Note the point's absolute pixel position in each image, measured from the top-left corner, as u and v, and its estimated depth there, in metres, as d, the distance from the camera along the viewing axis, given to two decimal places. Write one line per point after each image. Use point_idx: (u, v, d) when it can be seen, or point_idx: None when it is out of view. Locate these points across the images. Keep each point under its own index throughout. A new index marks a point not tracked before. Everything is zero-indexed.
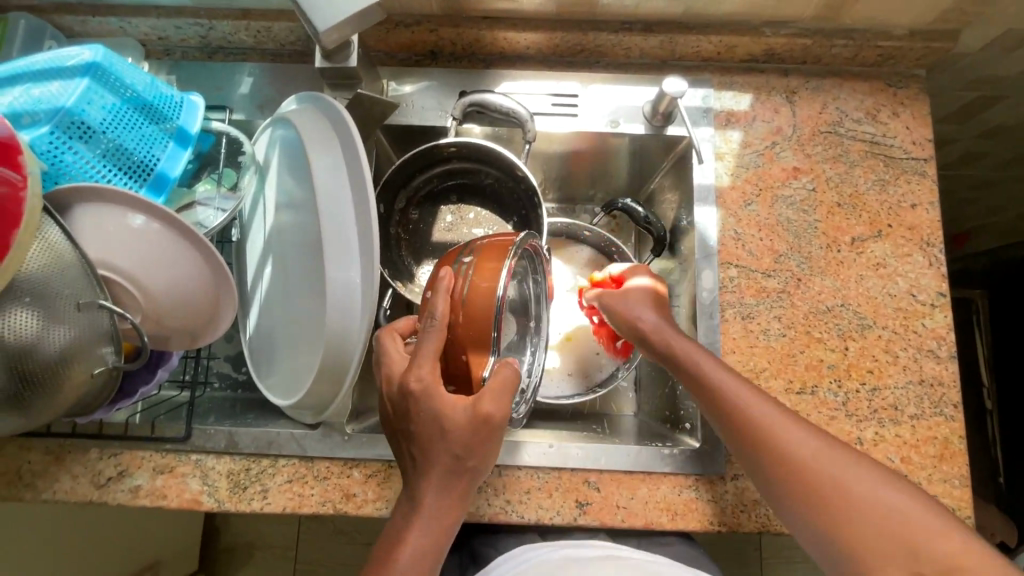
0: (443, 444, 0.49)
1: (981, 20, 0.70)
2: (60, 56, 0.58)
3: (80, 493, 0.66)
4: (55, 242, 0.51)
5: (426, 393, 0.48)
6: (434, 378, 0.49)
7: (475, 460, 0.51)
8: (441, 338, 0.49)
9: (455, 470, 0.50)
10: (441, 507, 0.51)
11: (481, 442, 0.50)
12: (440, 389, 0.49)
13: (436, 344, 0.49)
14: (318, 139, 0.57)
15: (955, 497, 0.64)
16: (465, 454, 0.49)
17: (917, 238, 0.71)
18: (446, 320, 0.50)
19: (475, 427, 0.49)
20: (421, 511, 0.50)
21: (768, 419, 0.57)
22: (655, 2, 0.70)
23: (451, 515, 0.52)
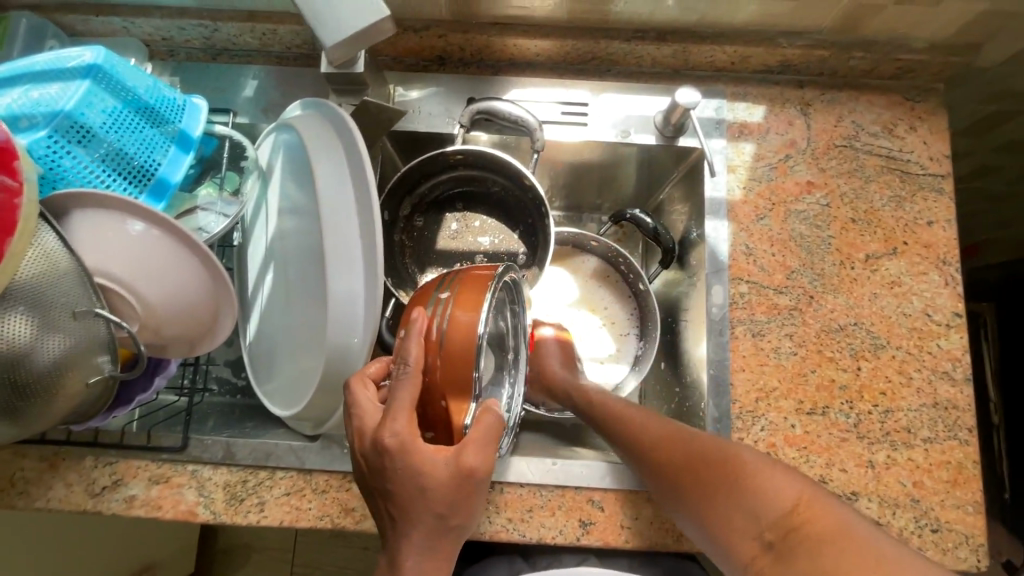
0: (430, 495, 0.46)
1: (1003, 35, 0.68)
2: (61, 57, 0.57)
3: (74, 502, 0.65)
4: (51, 249, 0.49)
5: (405, 447, 0.46)
6: (411, 431, 0.47)
7: (460, 517, 0.48)
8: (418, 386, 0.48)
9: (444, 530, 0.48)
10: (433, 564, 0.48)
11: (468, 497, 0.47)
12: (419, 441, 0.47)
13: (410, 395, 0.48)
14: (321, 146, 0.56)
15: (969, 524, 0.63)
16: (449, 513, 0.47)
17: (933, 256, 0.70)
18: (422, 366, 0.48)
19: (458, 481, 0.46)
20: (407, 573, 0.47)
21: (670, 441, 0.59)
22: (669, 10, 0.69)
23: None
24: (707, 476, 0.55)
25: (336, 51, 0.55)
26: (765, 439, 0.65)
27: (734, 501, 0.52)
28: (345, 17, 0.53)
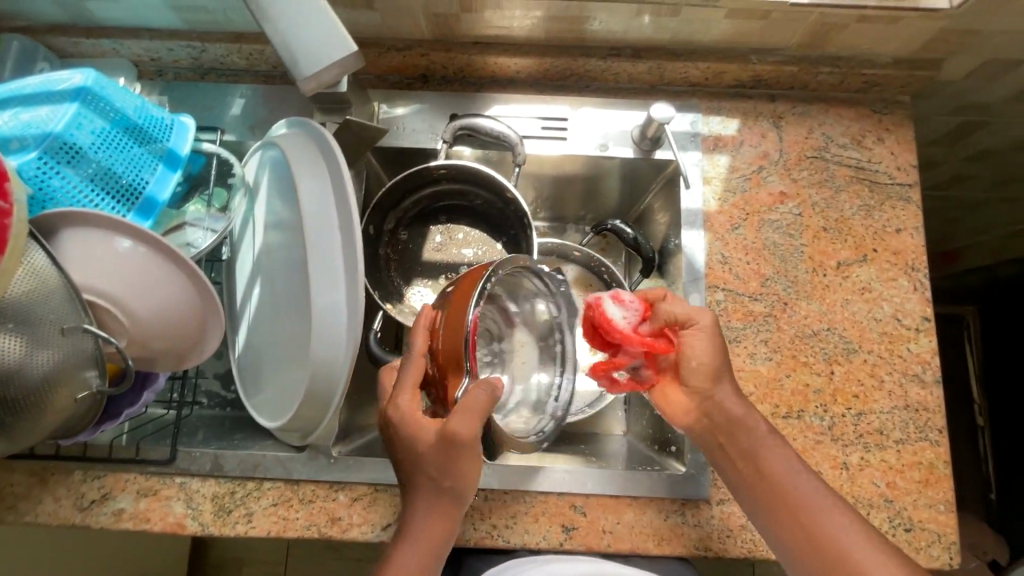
0: (425, 461, 0.51)
1: (965, 51, 0.70)
2: (51, 80, 0.58)
3: (62, 516, 0.66)
4: (40, 267, 0.51)
5: (401, 420, 0.52)
6: (410, 407, 0.52)
7: (457, 482, 0.52)
8: (419, 366, 0.53)
9: (438, 489, 0.53)
10: (428, 525, 0.53)
11: (454, 462, 0.51)
12: (416, 414, 0.52)
13: (414, 374, 0.53)
14: (306, 162, 0.58)
15: (940, 523, 0.64)
16: (440, 475, 0.52)
17: (902, 262, 0.72)
18: (423, 349, 0.54)
19: (444, 449, 0.50)
20: (408, 530, 0.53)
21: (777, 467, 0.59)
22: (643, 29, 0.71)
23: (439, 538, 0.53)
24: (775, 494, 0.58)
25: (310, 86, 0.54)
26: None
27: (799, 526, 0.56)
28: (316, 52, 0.53)
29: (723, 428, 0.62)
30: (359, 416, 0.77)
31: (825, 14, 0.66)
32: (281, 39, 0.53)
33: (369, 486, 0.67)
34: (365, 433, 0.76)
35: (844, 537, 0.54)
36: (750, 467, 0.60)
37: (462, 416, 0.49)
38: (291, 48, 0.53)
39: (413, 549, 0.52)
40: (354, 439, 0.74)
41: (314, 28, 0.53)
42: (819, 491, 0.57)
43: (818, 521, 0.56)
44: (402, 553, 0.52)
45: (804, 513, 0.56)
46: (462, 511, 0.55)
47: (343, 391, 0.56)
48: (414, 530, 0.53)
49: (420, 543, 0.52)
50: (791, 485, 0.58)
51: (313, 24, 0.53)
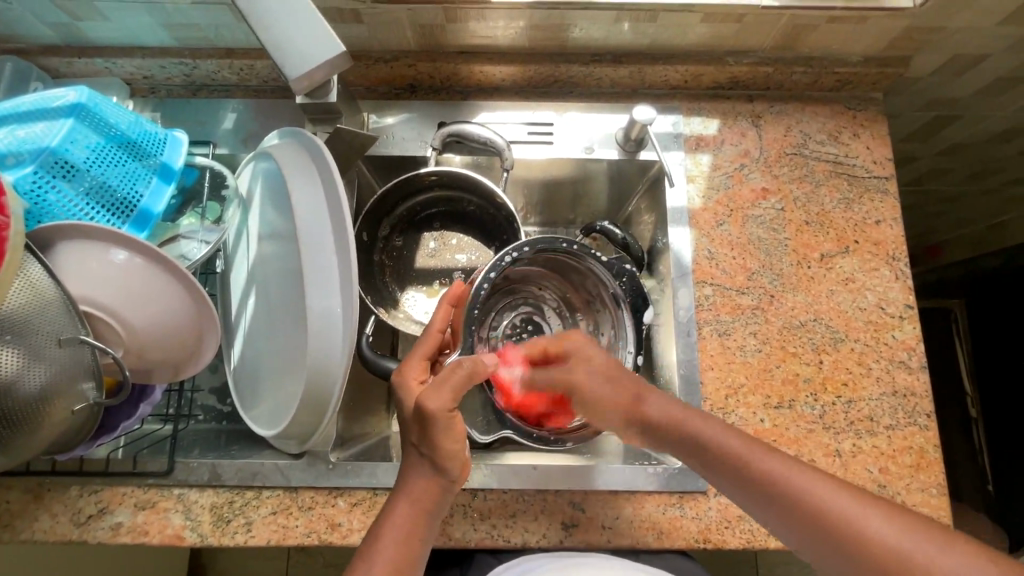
0: (409, 427, 0.57)
1: (931, 48, 0.73)
2: (45, 98, 0.60)
3: (59, 533, 0.66)
4: (37, 279, 0.51)
5: (398, 383, 0.59)
6: (408, 375, 0.59)
7: (437, 455, 0.55)
8: (430, 343, 0.62)
9: (419, 458, 0.56)
10: (414, 492, 0.56)
11: (429, 432, 0.54)
12: (411, 381, 0.59)
13: (425, 348, 0.62)
14: (298, 170, 0.59)
15: (934, 506, 0.65)
16: (421, 444, 0.56)
17: (883, 252, 0.74)
18: (440, 328, 0.63)
19: (421, 420, 0.55)
20: (399, 494, 0.56)
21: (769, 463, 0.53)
22: (621, 35, 0.74)
23: (423, 516, 0.55)
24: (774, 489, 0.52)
25: (301, 83, 0.56)
26: None
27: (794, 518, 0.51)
28: (309, 50, 0.55)
29: (671, 437, 0.59)
30: (355, 423, 0.77)
31: (795, 16, 0.68)
32: (272, 35, 0.54)
33: (367, 490, 0.67)
34: (361, 439, 0.76)
35: (833, 507, 0.49)
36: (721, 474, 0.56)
37: (434, 391, 0.54)
38: (280, 44, 0.55)
39: (396, 517, 0.55)
40: (351, 446, 0.74)
41: (304, 26, 0.55)
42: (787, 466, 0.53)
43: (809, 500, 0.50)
44: (386, 527, 0.54)
45: (792, 499, 0.51)
46: (451, 489, 0.57)
47: (340, 395, 0.57)
48: (402, 493, 0.56)
49: (406, 507, 0.55)
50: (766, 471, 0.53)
51: (304, 22, 0.55)
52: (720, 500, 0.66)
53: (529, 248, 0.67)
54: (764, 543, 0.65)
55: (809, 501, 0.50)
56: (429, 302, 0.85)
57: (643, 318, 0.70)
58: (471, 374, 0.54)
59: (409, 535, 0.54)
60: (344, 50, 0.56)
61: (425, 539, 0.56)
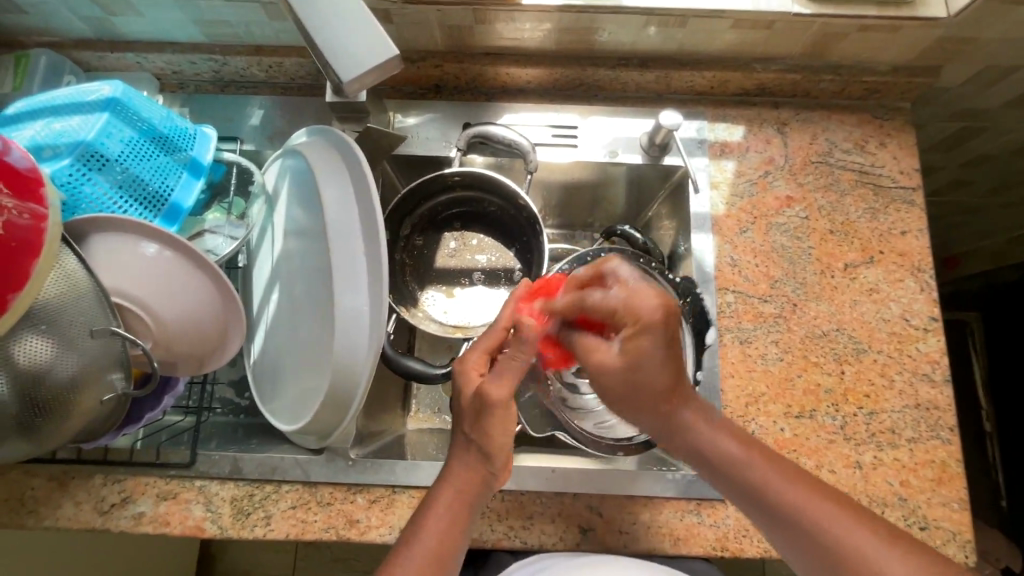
0: (461, 415, 0.56)
1: (961, 58, 0.72)
2: (80, 92, 0.61)
3: (82, 520, 0.66)
4: (71, 270, 0.52)
5: (458, 369, 0.58)
6: (468, 363, 0.58)
7: (486, 443, 0.54)
8: (492, 338, 0.60)
9: (468, 444, 0.55)
10: (458, 481, 0.55)
11: (483, 421, 0.54)
12: (470, 369, 0.57)
13: (488, 342, 0.59)
14: (329, 169, 0.60)
15: (955, 521, 0.65)
16: (470, 430, 0.55)
17: (908, 264, 0.73)
18: (506, 325, 0.60)
19: (477, 404, 0.54)
20: (440, 484, 0.55)
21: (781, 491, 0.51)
22: (650, 40, 0.73)
23: (460, 519, 0.54)
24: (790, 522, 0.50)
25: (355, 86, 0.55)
26: None
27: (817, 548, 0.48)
28: (362, 55, 0.55)
29: (705, 462, 0.54)
30: (372, 421, 0.77)
31: (827, 23, 0.68)
32: (326, 38, 0.55)
33: (387, 488, 0.67)
34: (379, 438, 0.77)
35: (861, 548, 0.47)
36: (748, 498, 0.52)
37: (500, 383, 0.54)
38: (334, 50, 0.54)
39: (439, 510, 0.54)
40: (369, 443, 0.75)
41: (357, 31, 0.55)
42: (798, 488, 0.51)
43: (838, 538, 0.48)
44: (428, 519, 0.54)
45: (821, 535, 0.48)
46: (492, 482, 0.55)
47: (364, 393, 0.57)
48: (445, 481, 0.55)
49: (449, 495, 0.54)
50: (795, 503, 0.50)
51: (358, 31, 0.55)
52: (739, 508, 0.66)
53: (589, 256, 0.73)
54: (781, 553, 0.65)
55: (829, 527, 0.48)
56: (448, 302, 0.85)
57: (706, 339, 0.68)
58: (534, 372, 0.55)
59: (452, 525, 0.54)
60: (397, 52, 0.55)
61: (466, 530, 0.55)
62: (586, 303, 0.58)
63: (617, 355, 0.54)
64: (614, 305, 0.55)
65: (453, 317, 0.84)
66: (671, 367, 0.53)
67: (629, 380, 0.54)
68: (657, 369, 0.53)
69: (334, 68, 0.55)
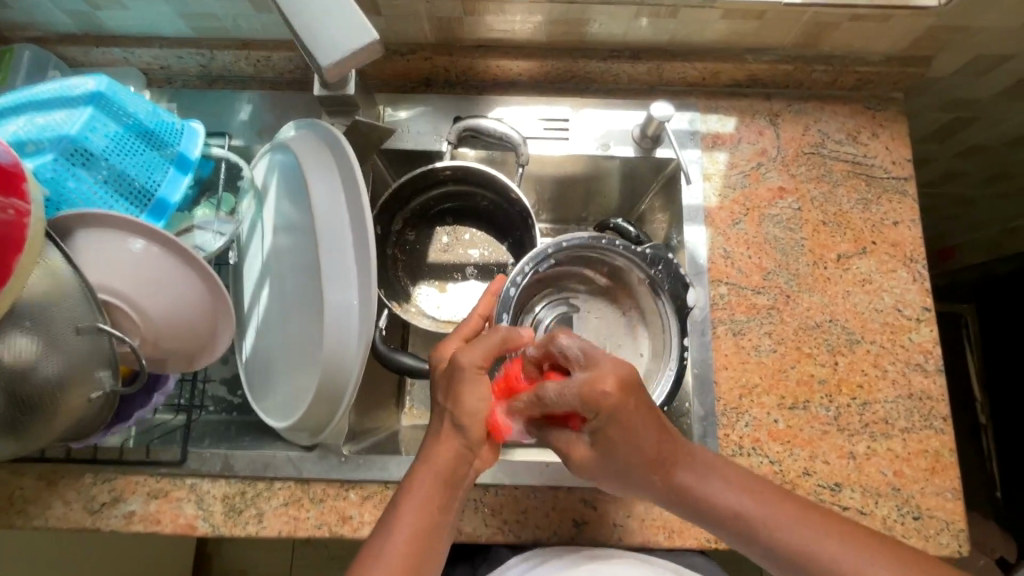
0: (437, 387, 0.57)
1: (952, 48, 0.72)
2: (64, 86, 0.60)
3: (73, 520, 0.66)
4: (57, 266, 0.51)
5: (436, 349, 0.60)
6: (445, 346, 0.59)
7: (459, 410, 0.54)
8: (472, 326, 0.62)
9: (443, 415, 0.56)
10: (434, 459, 0.54)
11: (459, 389, 0.55)
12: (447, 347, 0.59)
13: (467, 328, 0.62)
14: (317, 163, 0.59)
15: (949, 511, 0.65)
16: (445, 399, 0.56)
17: (901, 254, 0.73)
18: (479, 312, 0.63)
19: (448, 371, 0.56)
20: (417, 462, 0.55)
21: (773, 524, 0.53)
22: (640, 31, 0.73)
23: (437, 502, 0.54)
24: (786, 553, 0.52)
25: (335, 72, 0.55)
26: (749, 434, 0.68)
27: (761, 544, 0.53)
28: (340, 40, 0.54)
29: (699, 508, 0.55)
30: (365, 417, 0.77)
31: (818, 13, 0.68)
32: (304, 25, 0.54)
33: (380, 484, 0.67)
34: (372, 434, 0.77)
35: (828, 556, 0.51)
36: (744, 539, 0.54)
37: (472, 348, 0.55)
38: (313, 36, 0.54)
39: (415, 490, 0.53)
40: (363, 439, 0.74)
41: (335, 16, 0.54)
42: (789, 517, 0.53)
43: (776, 534, 0.53)
44: (404, 500, 0.53)
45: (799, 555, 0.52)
46: (468, 457, 0.55)
47: (354, 388, 0.57)
48: (421, 463, 0.55)
49: (426, 473, 0.54)
50: (742, 511, 0.54)
51: (342, 20, 0.54)
52: None
53: (566, 245, 0.68)
54: None
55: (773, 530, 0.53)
56: (441, 296, 0.85)
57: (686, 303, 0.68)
58: (507, 340, 0.55)
59: (426, 508, 0.53)
60: (377, 36, 0.54)
61: (445, 512, 0.54)
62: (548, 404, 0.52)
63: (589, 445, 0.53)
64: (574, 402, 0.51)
65: (446, 312, 0.84)
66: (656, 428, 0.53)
67: (610, 456, 0.53)
68: (643, 428, 0.52)
69: (313, 56, 0.54)
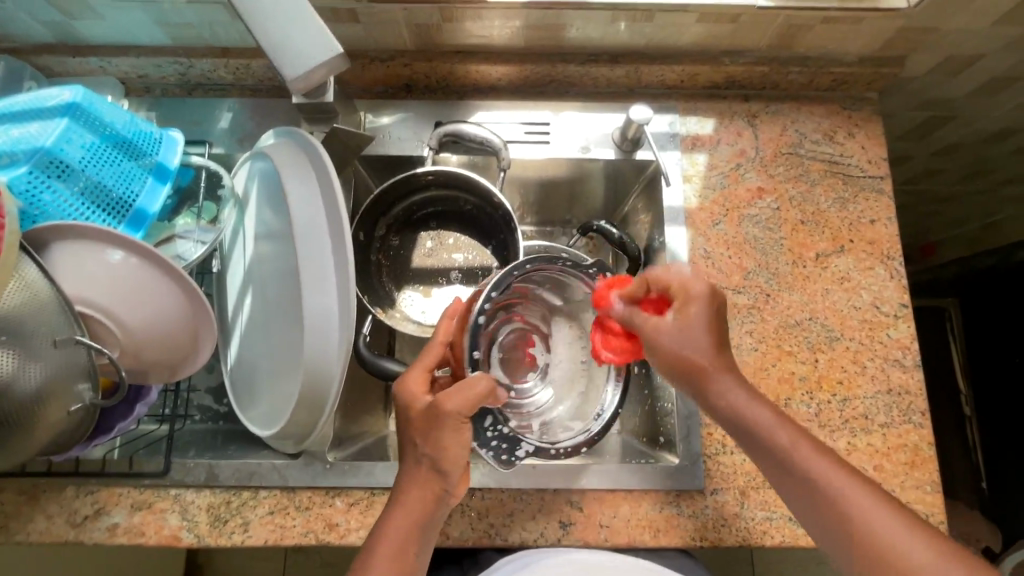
0: (413, 432, 0.55)
1: (925, 48, 0.73)
2: (39, 98, 0.59)
3: (55, 534, 0.65)
4: (32, 280, 0.51)
5: (400, 393, 0.57)
6: (410, 386, 0.57)
7: (441, 457, 0.54)
8: (434, 354, 0.60)
9: (420, 461, 0.55)
10: (409, 501, 0.54)
11: (437, 433, 0.54)
12: (415, 389, 0.57)
13: (430, 359, 0.59)
14: (294, 170, 0.59)
15: (928, 503, 0.66)
16: (423, 444, 0.55)
17: (878, 252, 0.74)
18: (445, 340, 0.61)
19: (431, 415, 0.54)
20: (393, 507, 0.55)
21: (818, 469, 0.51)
22: (619, 35, 0.74)
23: (410, 542, 0.53)
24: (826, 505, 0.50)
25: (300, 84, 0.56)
26: None
27: (791, 482, 0.52)
28: (304, 52, 0.55)
29: (738, 427, 0.55)
30: (351, 423, 0.77)
31: (791, 15, 0.69)
32: (267, 36, 0.54)
33: (366, 490, 0.67)
34: (358, 440, 0.77)
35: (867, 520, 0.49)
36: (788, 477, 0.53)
37: (457, 395, 0.54)
38: (277, 48, 0.55)
39: (392, 534, 0.53)
40: (349, 445, 0.74)
41: (298, 26, 0.55)
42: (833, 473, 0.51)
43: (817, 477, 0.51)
44: (378, 547, 0.53)
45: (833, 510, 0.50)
46: (445, 499, 0.55)
47: (337, 395, 0.57)
48: (395, 505, 0.55)
49: (403, 518, 0.54)
50: (775, 438, 0.53)
51: (306, 28, 0.55)
52: (716, 498, 0.67)
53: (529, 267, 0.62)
54: (759, 541, 0.65)
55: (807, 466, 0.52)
56: (426, 301, 0.85)
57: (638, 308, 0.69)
58: (490, 393, 0.55)
59: (402, 551, 0.53)
60: (341, 49, 0.55)
61: (420, 552, 0.54)
62: (653, 281, 0.58)
63: (670, 319, 0.56)
64: (671, 280, 0.57)
65: (431, 317, 0.84)
66: (708, 322, 0.55)
67: (678, 342, 0.55)
68: (694, 322, 0.55)
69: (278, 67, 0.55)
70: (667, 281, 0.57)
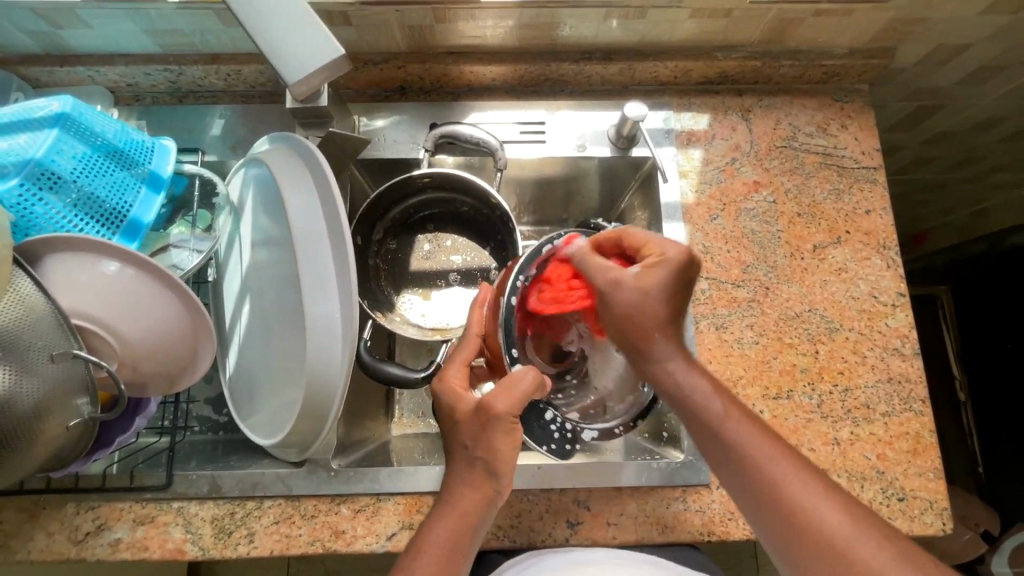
0: (461, 430, 0.55)
1: (913, 39, 0.74)
2: (27, 108, 0.58)
3: (56, 551, 0.64)
4: (26, 294, 0.50)
5: (442, 389, 0.57)
6: (451, 381, 0.58)
7: (493, 459, 0.53)
8: (469, 348, 0.60)
9: (472, 462, 0.54)
10: (460, 501, 0.53)
11: (488, 433, 0.53)
12: (454, 386, 0.57)
13: (465, 353, 0.60)
14: (291, 176, 0.58)
15: (932, 490, 0.66)
16: (470, 445, 0.54)
17: (874, 242, 0.75)
18: (479, 332, 0.61)
19: (478, 416, 0.53)
20: (444, 508, 0.54)
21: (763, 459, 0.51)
22: (613, 32, 0.74)
23: (463, 543, 0.52)
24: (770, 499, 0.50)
25: (299, 87, 0.56)
26: None
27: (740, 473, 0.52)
28: (304, 55, 0.54)
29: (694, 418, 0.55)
30: (354, 429, 0.76)
31: (782, 9, 0.69)
32: (265, 37, 0.54)
33: (371, 497, 0.67)
34: (362, 446, 0.76)
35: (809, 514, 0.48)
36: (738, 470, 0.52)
37: (503, 391, 0.53)
38: (275, 49, 0.54)
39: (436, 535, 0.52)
40: (352, 452, 0.74)
41: (297, 29, 0.54)
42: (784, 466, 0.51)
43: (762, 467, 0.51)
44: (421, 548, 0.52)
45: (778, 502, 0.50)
46: (497, 500, 0.54)
47: (341, 400, 0.56)
48: (447, 506, 0.54)
49: (449, 522, 0.53)
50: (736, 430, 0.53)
51: (305, 32, 0.54)
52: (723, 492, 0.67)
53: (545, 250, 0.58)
54: None
55: (749, 457, 0.52)
56: (425, 304, 0.85)
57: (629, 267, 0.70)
58: (536, 384, 0.54)
59: (448, 554, 0.52)
60: (341, 53, 0.55)
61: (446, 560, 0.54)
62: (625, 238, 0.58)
63: (632, 280, 0.55)
64: (645, 242, 0.57)
65: (431, 319, 0.83)
66: (667, 293, 0.55)
67: (631, 310, 0.55)
68: (654, 293, 0.54)
69: (276, 70, 0.55)
70: (639, 243, 0.57)
